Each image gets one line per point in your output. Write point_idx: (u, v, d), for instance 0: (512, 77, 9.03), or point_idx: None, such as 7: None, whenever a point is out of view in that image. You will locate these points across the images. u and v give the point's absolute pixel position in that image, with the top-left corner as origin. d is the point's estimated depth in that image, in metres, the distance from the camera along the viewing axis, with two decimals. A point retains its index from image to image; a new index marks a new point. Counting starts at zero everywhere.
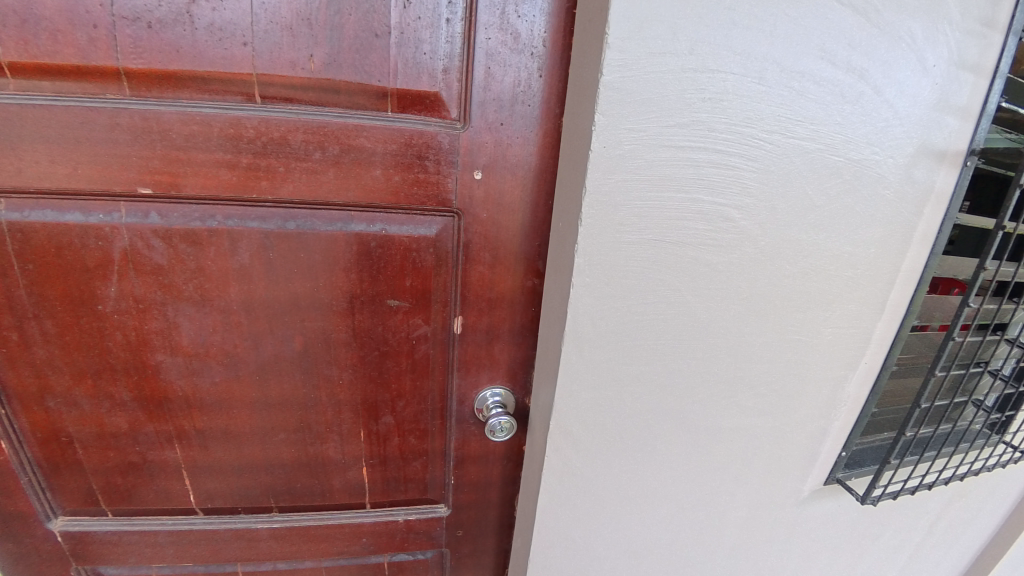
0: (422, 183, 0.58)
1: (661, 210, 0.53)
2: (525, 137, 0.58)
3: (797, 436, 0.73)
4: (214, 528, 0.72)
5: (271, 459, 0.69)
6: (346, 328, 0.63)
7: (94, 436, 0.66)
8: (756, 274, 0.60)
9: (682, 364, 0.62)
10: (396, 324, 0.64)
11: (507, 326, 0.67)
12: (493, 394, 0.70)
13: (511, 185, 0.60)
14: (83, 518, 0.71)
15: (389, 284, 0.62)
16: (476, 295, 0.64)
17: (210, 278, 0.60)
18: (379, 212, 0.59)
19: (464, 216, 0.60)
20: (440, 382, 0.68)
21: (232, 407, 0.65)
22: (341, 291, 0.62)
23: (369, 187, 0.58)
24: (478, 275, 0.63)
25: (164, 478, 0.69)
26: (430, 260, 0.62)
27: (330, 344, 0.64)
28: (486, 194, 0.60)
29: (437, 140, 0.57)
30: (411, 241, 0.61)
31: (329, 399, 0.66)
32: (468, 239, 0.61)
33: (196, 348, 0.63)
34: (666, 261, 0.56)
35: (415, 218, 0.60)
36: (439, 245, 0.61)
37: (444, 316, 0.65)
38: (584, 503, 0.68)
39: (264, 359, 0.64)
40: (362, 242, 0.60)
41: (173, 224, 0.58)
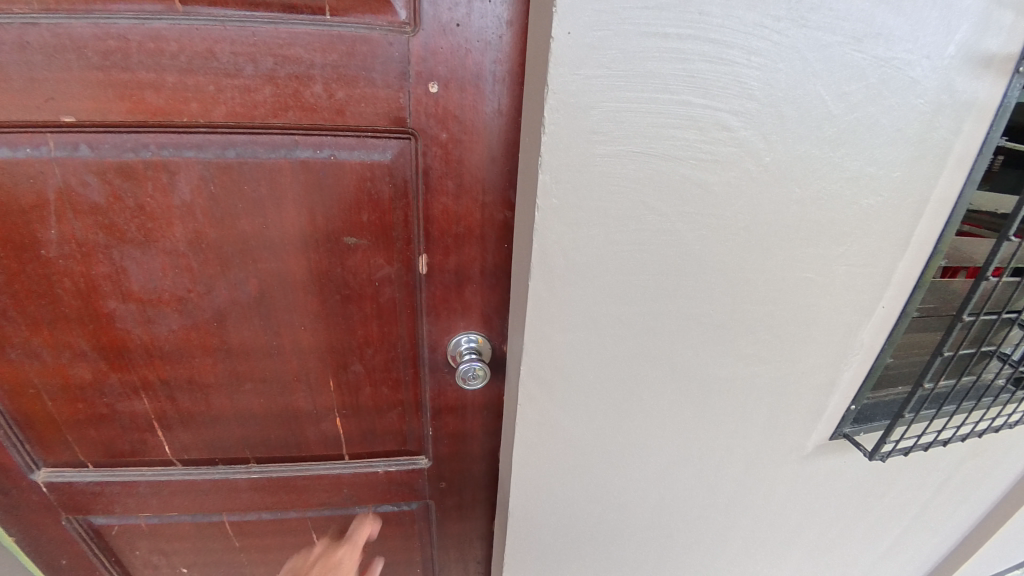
0: (372, 98, 0.51)
1: (641, 113, 0.45)
2: (488, 40, 0.50)
3: (802, 387, 0.67)
4: (193, 479, 0.71)
5: (241, 411, 0.67)
6: (303, 270, 0.59)
7: (60, 388, 0.63)
8: (759, 198, 0.51)
9: (666, 304, 0.55)
10: (357, 264, 0.60)
11: (478, 267, 0.61)
12: (468, 339, 0.65)
13: (473, 102, 0.52)
14: (67, 469, 0.69)
15: (343, 219, 0.57)
16: (441, 231, 0.58)
17: (152, 217, 0.56)
18: (326, 136, 0.53)
19: (422, 137, 0.53)
20: (409, 328, 0.64)
21: (195, 356, 0.63)
22: (293, 228, 0.57)
23: (311, 106, 0.51)
24: (443, 207, 0.57)
25: (137, 430, 0.67)
26: (388, 191, 0.56)
27: (288, 288, 0.60)
28: (444, 112, 0.53)
29: (383, 47, 0.49)
30: (364, 168, 0.55)
31: (293, 346, 0.64)
32: (428, 165, 0.55)
33: (149, 294, 0.59)
34: (649, 178, 0.48)
35: (368, 142, 0.54)
36: (396, 173, 0.55)
37: (407, 255, 0.60)
38: (563, 454, 0.64)
39: (221, 305, 0.60)
40: (309, 171, 0.54)
41: (105, 157, 0.53)
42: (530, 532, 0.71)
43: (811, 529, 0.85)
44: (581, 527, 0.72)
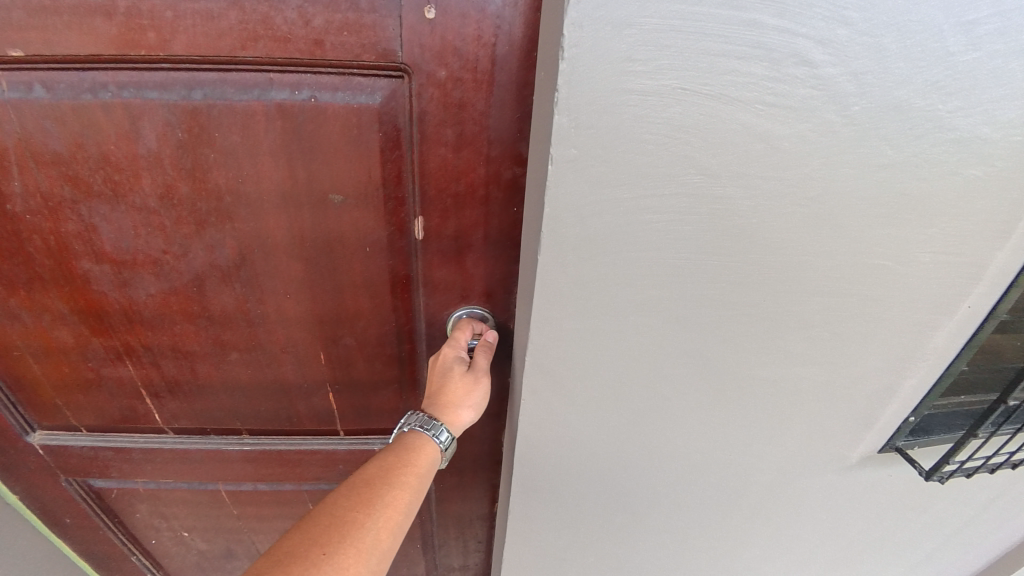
0: (356, 23, 0.43)
1: (690, 41, 0.35)
2: None
3: (854, 391, 0.57)
4: (185, 448, 0.68)
5: (228, 382, 0.63)
6: (285, 231, 0.53)
7: (44, 352, 0.60)
8: (831, 161, 0.40)
9: (697, 288, 0.46)
10: (345, 227, 0.53)
11: (481, 233, 0.53)
12: (468, 314, 0.58)
13: (476, 32, 0.43)
14: (61, 433, 0.67)
15: (327, 175, 0.50)
16: (439, 190, 0.50)
17: (117, 169, 0.50)
18: (305, 75, 0.46)
19: (416, 76, 0.45)
20: (405, 300, 0.58)
21: (176, 323, 0.58)
22: (271, 183, 0.50)
23: (284, 35, 0.43)
24: (440, 162, 0.49)
25: (125, 397, 0.64)
26: (377, 142, 0.48)
27: (269, 252, 0.54)
28: (441, 44, 0.44)
29: None
30: (350, 114, 0.47)
31: (277, 316, 0.58)
32: (423, 110, 0.46)
33: (121, 255, 0.54)
34: (694, 131, 0.38)
35: (353, 82, 0.46)
36: (385, 120, 0.48)
37: (401, 217, 0.52)
38: (571, 448, 0.58)
39: (197, 269, 0.55)
40: (286, 116, 0.47)
41: (62, 98, 0.47)
42: (532, 521, 0.68)
43: (842, 538, 0.78)
44: (587, 522, 0.68)
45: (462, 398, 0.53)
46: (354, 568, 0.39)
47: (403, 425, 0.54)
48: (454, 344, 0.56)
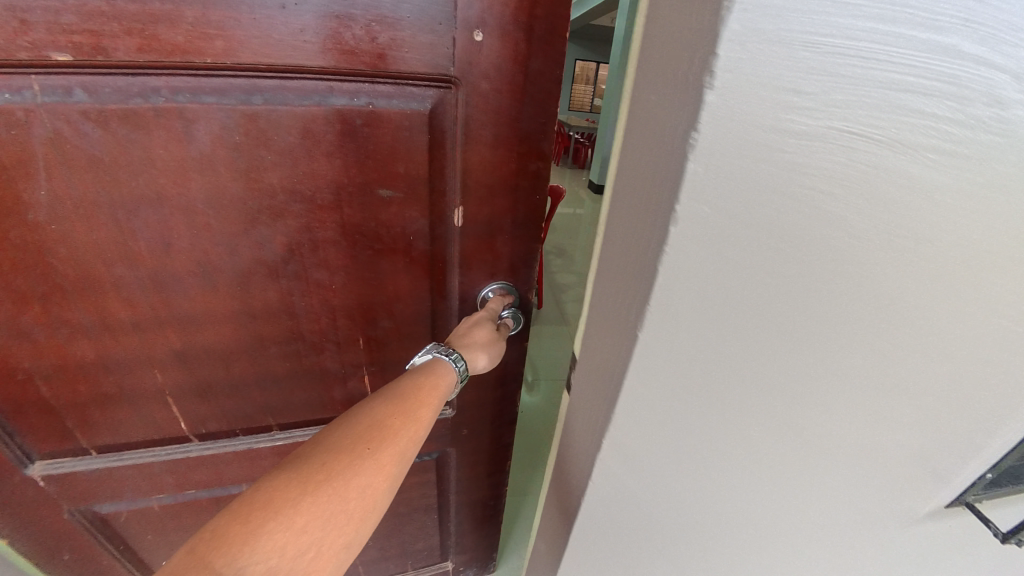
0: (415, 39, 0.50)
1: (863, 79, 0.27)
2: None
3: (960, 466, 0.49)
4: (212, 452, 0.68)
5: (264, 376, 0.65)
6: (334, 224, 0.58)
7: (55, 369, 0.57)
8: (1000, 211, 0.31)
9: (815, 361, 0.38)
10: (390, 218, 0.59)
11: (509, 218, 0.63)
12: (494, 290, 0.67)
13: (513, 51, 0.53)
14: (65, 458, 0.63)
15: (377, 172, 0.56)
16: (476, 182, 0.59)
17: (164, 171, 0.51)
18: (363, 84, 0.52)
19: (462, 86, 0.54)
20: (440, 281, 0.65)
21: (214, 322, 0.59)
22: (324, 179, 0.55)
23: (350, 49, 0.49)
24: (479, 158, 0.58)
25: (148, 407, 0.62)
26: (425, 142, 0.56)
27: (317, 244, 0.58)
28: (485, 60, 0.53)
29: None
30: (402, 117, 0.54)
31: (320, 305, 0.62)
32: (467, 115, 0.55)
33: (160, 257, 0.55)
34: (851, 185, 0.30)
35: (406, 91, 0.53)
36: (433, 124, 0.55)
37: (442, 207, 0.60)
38: (634, 523, 0.52)
39: (242, 266, 0.57)
40: (344, 120, 0.53)
41: (106, 102, 0.47)
42: None
43: None
44: None
45: (484, 343, 0.63)
46: (391, 466, 0.45)
47: (427, 350, 0.63)
48: (488, 309, 0.66)
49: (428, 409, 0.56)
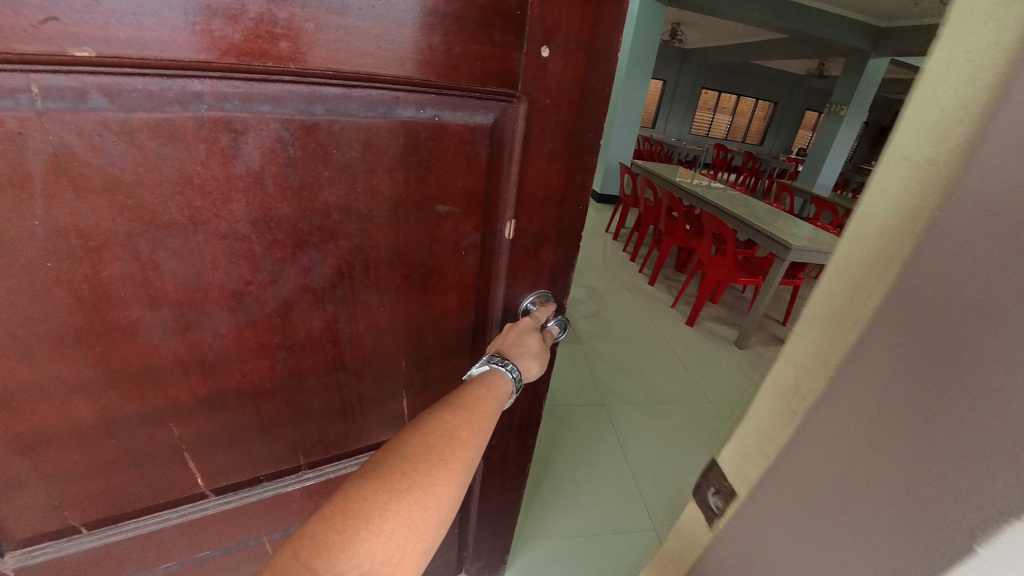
0: (487, 52, 0.48)
1: None
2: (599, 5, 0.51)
3: None
4: (234, 506, 0.60)
5: (301, 411, 0.59)
6: (389, 243, 0.54)
7: (39, 443, 0.44)
8: None
9: None
10: (445, 233, 0.57)
11: (555, 229, 0.64)
12: (536, 299, 0.68)
13: (575, 68, 0.53)
14: (46, 544, 0.50)
15: (437, 186, 0.54)
16: (530, 195, 0.59)
17: (203, 191, 0.43)
18: (431, 95, 0.49)
19: (526, 100, 0.53)
20: (484, 293, 0.65)
21: (249, 359, 0.52)
22: (383, 197, 0.51)
23: (423, 59, 0.46)
24: (535, 171, 0.58)
25: (161, 466, 0.53)
26: (484, 156, 0.55)
27: (370, 265, 0.54)
28: (549, 75, 0.53)
29: (505, 4, 0.47)
30: (465, 131, 0.52)
31: (367, 329, 0.58)
32: (528, 129, 0.55)
33: (189, 291, 0.46)
34: None
35: (470, 103, 0.51)
36: (493, 137, 0.54)
37: (494, 220, 0.59)
38: None
39: (286, 294, 0.51)
40: (409, 133, 0.49)
41: (134, 110, 0.37)
42: None
43: None
44: None
45: (535, 353, 0.63)
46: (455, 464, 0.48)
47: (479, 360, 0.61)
48: (534, 317, 0.67)
49: (489, 423, 0.54)
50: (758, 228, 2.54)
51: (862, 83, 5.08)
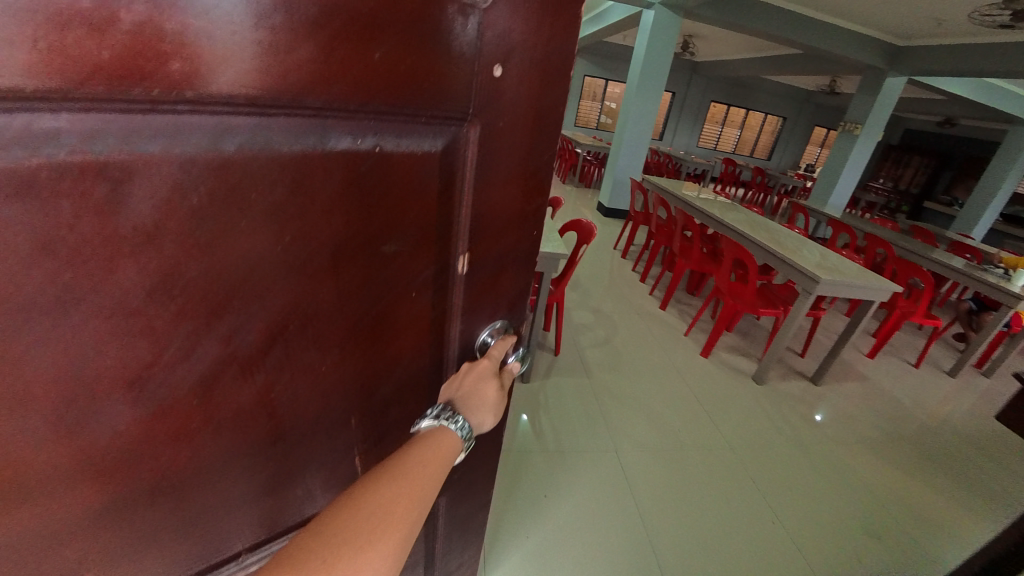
0: (436, 73, 0.42)
1: None
2: (549, 27, 0.47)
3: None
4: None
5: (237, 490, 0.51)
6: (333, 292, 0.47)
7: None
8: None
9: None
10: (394, 274, 0.51)
11: (512, 256, 0.61)
12: (494, 330, 0.65)
13: (528, 90, 0.49)
14: None
15: (382, 222, 0.47)
16: (485, 225, 0.55)
17: (83, 258, 0.31)
18: (371, 122, 0.41)
19: (476, 125, 0.48)
20: (439, 330, 0.60)
21: (163, 452, 0.42)
22: (322, 243, 0.43)
23: (364, 82, 0.38)
24: (490, 200, 0.54)
25: None
26: (435, 187, 0.49)
27: (309, 320, 0.46)
28: (502, 99, 0.48)
29: (454, 26, 0.41)
30: (413, 161, 0.46)
31: (311, 388, 0.51)
32: (483, 154, 0.50)
33: (65, 389, 0.34)
34: None
35: (416, 130, 0.45)
36: (443, 166, 0.49)
37: (447, 254, 0.54)
38: None
39: (203, 370, 0.41)
40: (349, 167, 0.41)
41: None
42: None
43: None
44: None
45: (494, 402, 0.60)
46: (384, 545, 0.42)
47: (435, 417, 0.54)
48: (491, 357, 0.63)
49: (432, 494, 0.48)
50: (753, 243, 2.23)
51: (877, 105, 4.77)
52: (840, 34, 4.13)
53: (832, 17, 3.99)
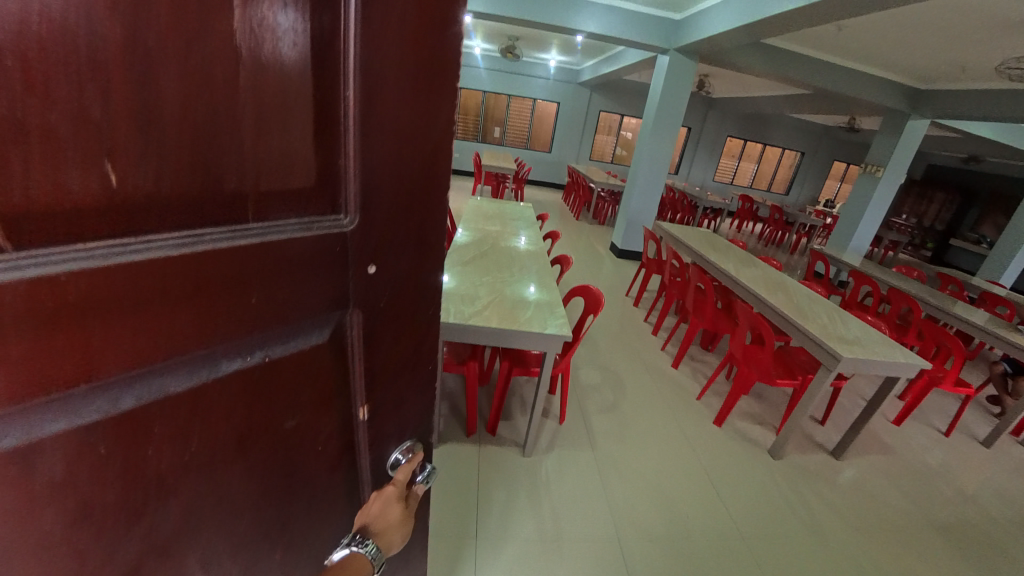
0: (312, 285, 0.38)
1: None
2: (419, 204, 0.45)
3: None
4: None
5: None
6: (249, 501, 0.40)
7: None
8: None
9: None
10: (299, 467, 0.44)
11: (414, 409, 0.55)
12: (404, 452, 0.54)
13: (406, 263, 0.46)
14: None
15: (282, 407, 0.40)
16: (387, 391, 0.50)
17: None
18: (256, 338, 0.35)
19: (361, 309, 0.43)
20: (352, 503, 0.53)
21: None
22: (224, 466, 0.37)
23: (243, 316, 0.33)
24: (387, 364, 0.48)
25: None
26: (325, 377, 0.43)
27: (208, 555, 0.38)
28: (382, 282, 0.44)
29: (321, 244, 0.37)
30: (300, 361, 0.40)
31: None
32: (374, 332, 0.45)
33: None
34: None
35: (297, 329, 0.39)
36: (334, 351, 0.43)
37: (348, 434, 0.48)
38: None
39: None
40: (243, 385, 0.36)
41: None
42: None
43: None
44: None
45: (397, 526, 0.53)
46: None
47: (350, 548, 0.47)
48: (397, 483, 0.52)
49: None
50: (768, 306, 2.16)
51: (899, 144, 4.64)
52: (861, 77, 4.06)
53: (848, 63, 3.95)
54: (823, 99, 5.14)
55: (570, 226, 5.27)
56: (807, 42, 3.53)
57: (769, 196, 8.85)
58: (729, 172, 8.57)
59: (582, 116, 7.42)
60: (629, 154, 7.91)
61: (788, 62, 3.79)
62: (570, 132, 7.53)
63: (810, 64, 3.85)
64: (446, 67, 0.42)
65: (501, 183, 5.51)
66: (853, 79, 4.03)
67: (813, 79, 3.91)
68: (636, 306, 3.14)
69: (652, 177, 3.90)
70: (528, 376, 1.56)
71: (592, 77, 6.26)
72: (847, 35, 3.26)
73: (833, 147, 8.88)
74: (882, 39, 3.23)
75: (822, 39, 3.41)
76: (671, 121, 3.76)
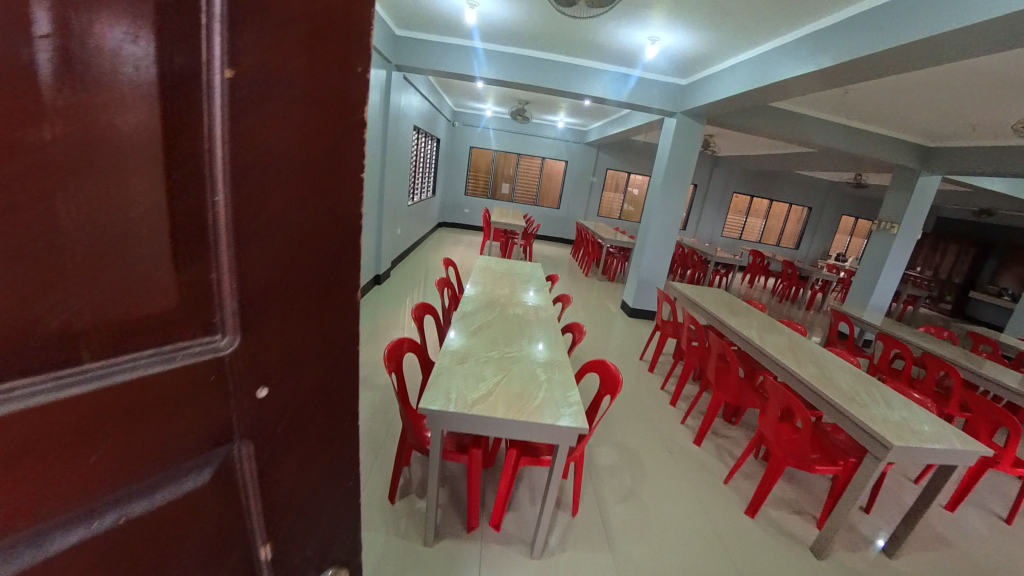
0: (184, 422, 0.28)
1: None
2: (317, 298, 0.38)
3: None
4: None
5: None
6: None
7: None
8: None
9: None
10: None
11: (327, 529, 0.46)
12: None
13: (305, 366, 0.38)
14: None
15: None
16: (290, 522, 0.40)
17: None
18: (109, 507, 0.25)
19: (255, 434, 0.34)
20: None
21: None
22: None
23: (85, 484, 0.24)
24: (289, 491, 0.39)
25: None
26: (214, 528, 0.33)
27: None
28: (278, 396, 0.36)
29: (195, 368, 0.28)
30: (178, 519, 0.29)
31: None
32: (271, 459, 0.36)
33: None
34: None
35: (170, 481, 0.28)
36: (221, 492, 0.32)
37: None
38: None
39: None
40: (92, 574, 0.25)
41: None
42: None
43: None
44: None
45: None
46: None
47: None
48: None
49: None
50: (797, 380, 2.01)
51: (912, 201, 4.58)
52: (870, 137, 4.07)
53: (856, 124, 3.97)
54: (831, 157, 5.17)
55: (580, 283, 5.16)
56: (813, 104, 3.56)
57: (780, 251, 8.76)
58: (738, 227, 8.55)
59: (590, 174, 7.55)
60: (638, 210, 7.96)
61: (796, 124, 3.81)
62: (578, 189, 7.64)
63: (818, 125, 3.87)
64: (342, 145, 0.37)
65: (509, 240, 5.49)
66: (862, 139, 4.03)
67: (822, 139, 3.92)
68: (652, 371, 2.96)
69: (663, 235, 3.84)
70: (538, 465, 1.40)
71: (599, 137, 6.41)
72: (853, 97, 3.28)
73: (841, 203, 8.89)
74: (888, 101, 3.25)
75: (826, 101, 3.44)
76: (680, 180, 3.75)
